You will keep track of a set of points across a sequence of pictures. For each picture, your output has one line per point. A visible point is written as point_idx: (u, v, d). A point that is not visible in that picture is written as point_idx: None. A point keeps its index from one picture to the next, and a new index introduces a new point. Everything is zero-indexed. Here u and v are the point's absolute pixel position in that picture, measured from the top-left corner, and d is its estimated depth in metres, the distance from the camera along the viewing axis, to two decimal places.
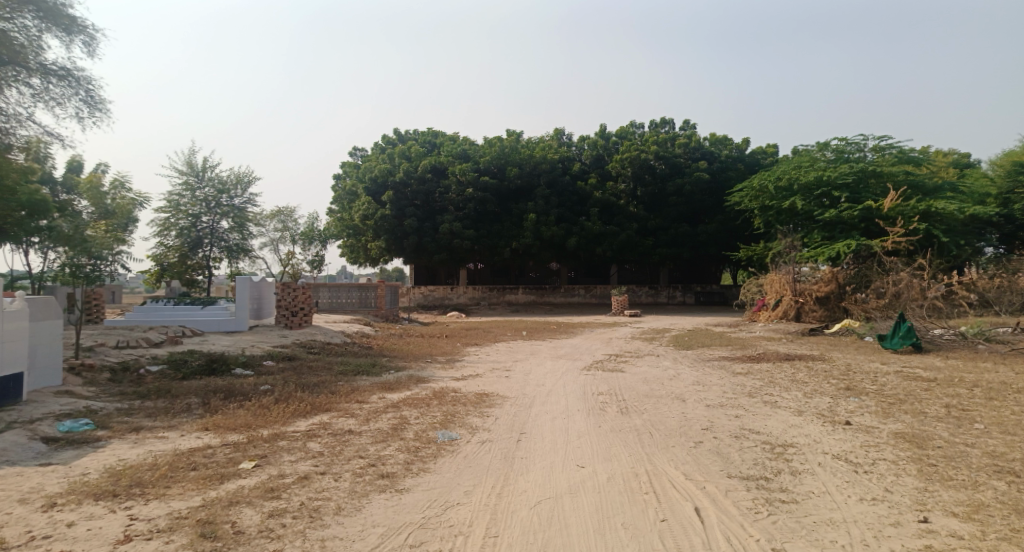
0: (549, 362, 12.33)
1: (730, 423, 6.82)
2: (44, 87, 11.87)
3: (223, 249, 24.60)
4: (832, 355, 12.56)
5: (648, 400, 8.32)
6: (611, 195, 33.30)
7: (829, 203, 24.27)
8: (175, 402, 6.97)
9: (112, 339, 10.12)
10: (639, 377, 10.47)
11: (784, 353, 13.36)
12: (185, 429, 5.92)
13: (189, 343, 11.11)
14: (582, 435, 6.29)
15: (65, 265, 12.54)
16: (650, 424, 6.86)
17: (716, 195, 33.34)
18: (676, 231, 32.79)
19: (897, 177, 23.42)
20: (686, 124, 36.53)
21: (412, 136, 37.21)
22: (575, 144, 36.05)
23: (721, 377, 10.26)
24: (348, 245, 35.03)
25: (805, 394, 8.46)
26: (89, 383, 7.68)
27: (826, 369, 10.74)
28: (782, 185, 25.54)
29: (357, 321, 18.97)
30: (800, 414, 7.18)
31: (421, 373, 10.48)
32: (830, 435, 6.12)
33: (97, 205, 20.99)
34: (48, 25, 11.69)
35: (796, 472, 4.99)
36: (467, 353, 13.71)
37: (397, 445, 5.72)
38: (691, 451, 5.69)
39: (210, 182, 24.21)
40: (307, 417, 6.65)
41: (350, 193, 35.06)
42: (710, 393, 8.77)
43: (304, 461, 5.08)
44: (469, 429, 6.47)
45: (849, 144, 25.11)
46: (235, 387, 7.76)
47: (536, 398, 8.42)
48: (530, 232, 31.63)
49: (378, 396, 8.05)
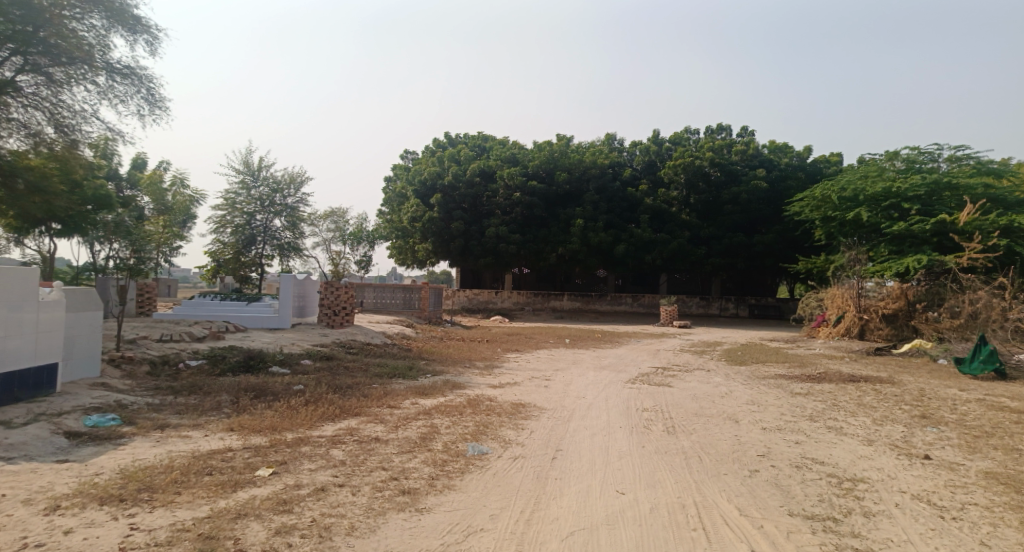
0: (591, 373, 11.79)
1: (790, 450, 6.16)
2: (109, 85, 12.25)
3: (275, 247, 25.18)
4: (903, 379, 11.49)
5: (697, 419, 7.70)
6: (663, 202, 32.44)
7: (899, 214, 22.64)
8: (206, 399, 6.88)
9: (157, 332, 10.29)
10: (687, 392, 9.82)
11: (848, 373, 12.35)
12: (210, 429, 5.77)
13: (231, 339, 11.18)
14: (624, 456, 5.77)
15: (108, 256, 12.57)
16: (698, 446, 6.28)
17: (774, 205, 31.87)
18: (729, 240, 31.49)
19: (976, 189, 21.64)
20: (744, 131, 35.25)
21: (463, 139, 37.34)
22: (627, 149, 35.16)
23: (778, 397, 9.48)
24: (396, 247, 35.40)
25: (875, 420, 7.64)
26: (127, 376, 7.73)
27: (897, 394, 9.79)
28: (846, 195, 24.21)
29: (400, 323, 18.91)
30: (871, 443, 6.42)
31: (458, 378, 10.15)
32: (908, 471, 5.38)
33: (158, 201, 21.87)
34: (115, 25, 12.04)
35: (872, 514, 4.33)
36: (507, 360, 13.33)
37: (423, 457, 5.36)
38: (745, 481, 5.09)
39: (264, 181, 24.83)
40: (335, 421, 6.41)
41: (400, 196, 35.47)
42: (767, 414, 8.06)
43: (323, 470, 4.79)
44: (501, 442, 6.06)
45: (922, 153, 23.57)
46: (267, 386, 7.61)
47: (575, 411, 7.94)
48: (577, 237, 31.10)
49: (411, 401, 7.77)
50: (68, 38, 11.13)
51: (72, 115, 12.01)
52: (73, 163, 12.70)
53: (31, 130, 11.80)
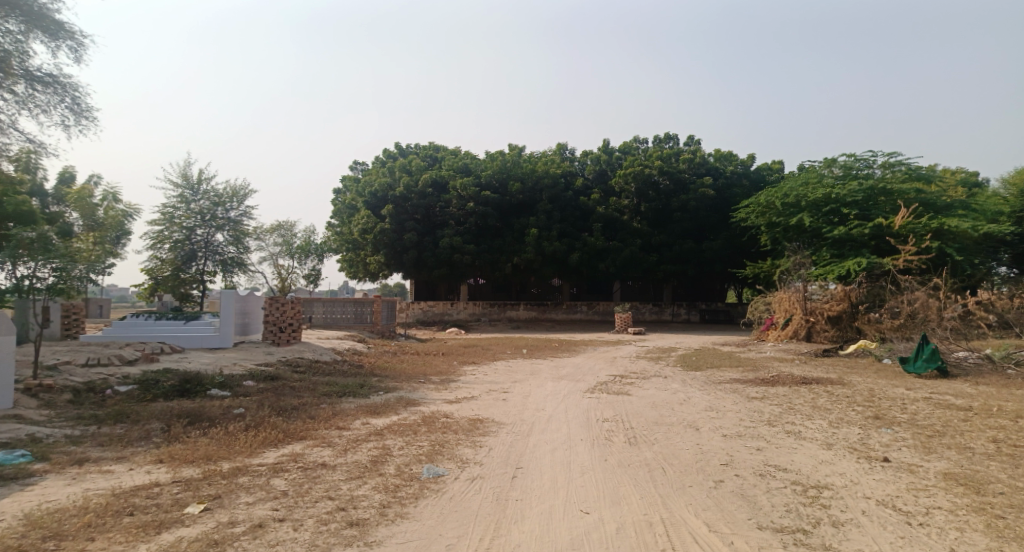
0: (550, 384, 11.59)
1: (752, 457, 6.09)
2: (28, 94, 11.37)
3: (218, 263, 24.05)
4: (851, 379, 11.79)
5: (658, 428, 7.57)
6: (615, 211, 32.83)
7: (839, 220, 23.57)
8: (133, 428, 6.27)
9: (83, 357, 9.45)
10: (646, 401, 9.73)
11: (799, 375, 12.61)
12: (136, 462, 5.20)
13: (166, 360, 10.43)
14: (587, 472, 5.55)
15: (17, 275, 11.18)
16: (661, 457, 6.13)
17: (721, 212, 32.75)
18: (680, 247, 32.15)
19: (908, 194, 22.76)
20: (690, 140, 36.18)
21: (414, 150, 36.87)
22: (578, 159, 35.68)
23: (735, 402, 9.50)
24: (348, 260, 34.51)
25: (831, 423, 7.71)
26: (44, 406, 7.00)
27: (848, 394, 9.99)
28: (789, 202, 25.03)
29: (351, 338, 18.28)
30: (829, 447, 6.44)
31: (412, 394, 9.74)
32: (869, 475, 5.36)
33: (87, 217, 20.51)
34: (33, 29, 11.21)
35: (840, 523, 4.25)
36: (464, 373, 12.98)
37: (374, 484, 4.98)
38: (711, 493, 4.95)
39: (205, 194, 23.71)
40: (278, 447, 5.94)
41: (350, 207, 34.64)
42: (726, 421, 8.02)
43: (261, 504, 4.34)
44: (459, 463, 5.74)
45: (857, 160, 24.58)
46: (203, 411, 7.03)
47: (535, 425, 7.68)
48: (531, 247, 31.07)
49: (361, 422, 7.35)
50: None
51: None
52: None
53: None
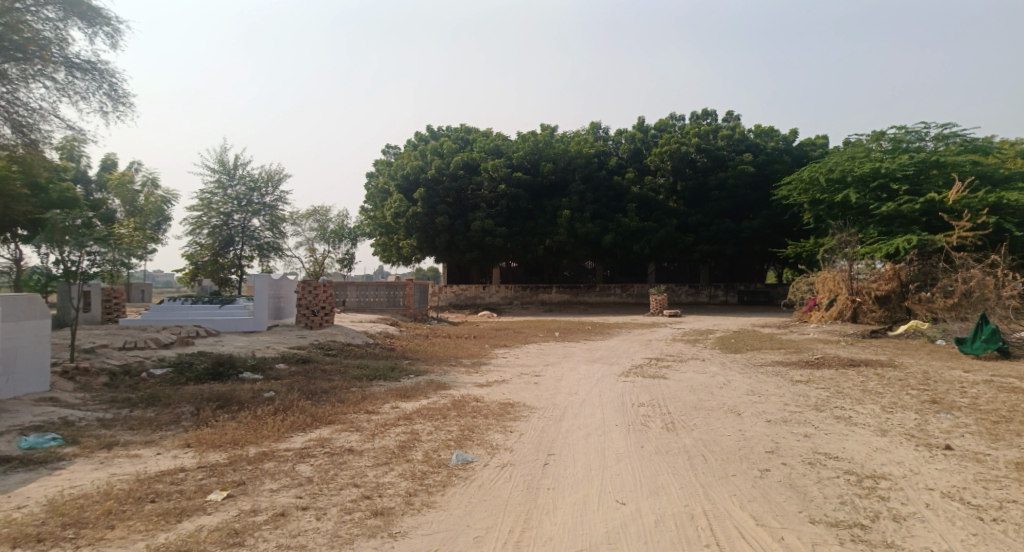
0: (583, 367, 11.32)
1: (799, 444, 5.71)
2: (68, 81, 11.54)
3: (254, 247, 24.42)
4: (903, 362, 11.15)
5: (697, 413, 7.23)
6: (650, 191, 32.02)
7: (887, 195, 22.36)
8: (164, 412, 6.28)
9: (120, 340, 9.61)
10: (684, 384, 9.37)
11: (846, 357, 12.00)
12: (163, 446, 5.17)
13: (201, 344, 10.54)
14: (623, 459, 5.28)
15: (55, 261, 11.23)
16: (702, 444, 5.80)
17: (761, 190, 31.59)
18: (718, 227, 31.20)
19: (963, 167, 21.45)
20: (729, 116, 34.96)
21: (445, 133, 36.65)
22: (612, 138, 34.82)
23: (779, 386, 9.06)
24: (381, 244, 34.71)
25: (884, 408, 7.23)
26: (81, 389, 7.10)
27: (900, 377, 9.40)
28: (834, 177, 23.83)
29: (384, 321, 18.34)
30: (884, 434, 5.98)
31: (443, 377, 9.64)
32: (931, 464, 4.93)
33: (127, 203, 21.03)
34: (70, 16, 11.38)
35: (903, 518, 3.87)
36: (496, 356, 12.80)
37: (401, 470, 4.82)
38: (756, 483, 4.62)
39: (241, 179, 24.05)
40: (305, 431, 5.85)
41: (382, 191, 34.75)
42: (770, 405, 7.60)
43: (285, 491, 4.23)
44: (488, 449, 5.54)
45: (908, 133, 23.31)
46: (234, 394, 7.00)
47: (568, 409, 7.43)
48: (564, 229, 30.61)
49: (391, 405, 7.23)
50: (21, 31, 10.45)
51: (30, 114, 11.31)
52: (34, 165, 12.06)
53: None
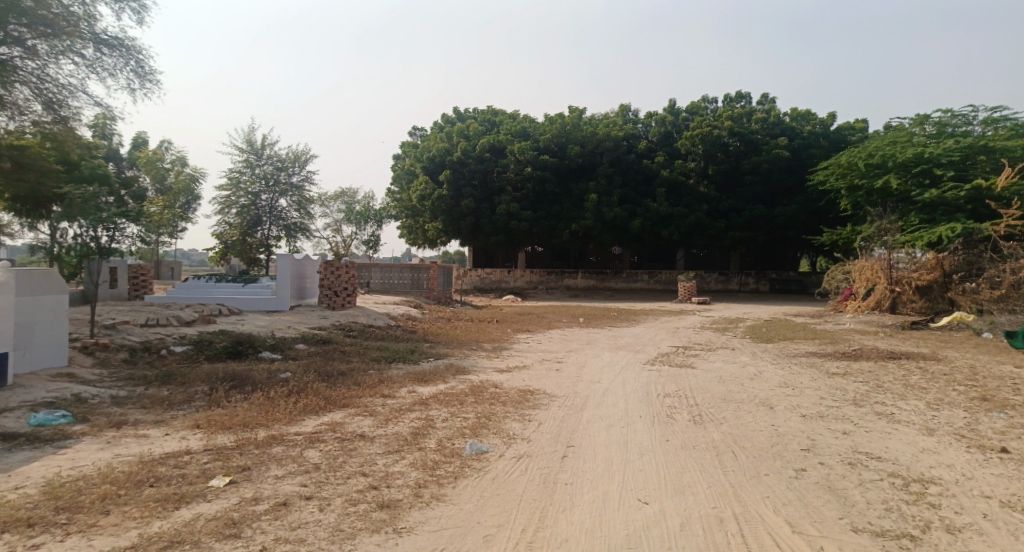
0: (607, 354, 11.00)
1: (838, 442, 5.32)
2: (97, 58, 11.54)
3: (281, 228, 24.60)
4: (947, 355, 10.51)
5: (726, 405, 6.86)
6: (680, 175, 31.23)
7: (932, 181, 21.28)
8: (179, 391, 6.20)
9: (143, 317, 9.65)
10: (712, 374, 8.99)
11: (885, 349, 11.42)
12: (173, 427, 5.05)
13: (223, 323, 10.52)
14: (646, 454, 4.97)
15: (77, 238, 11.22)
16: (731, 439, 5.46)
17: (797, 174, 30.47)
18: (750, 212, 30.28)
19: (1014, 152, 20.26)
20: (764, 98, 33.72)
21: (472, 115, 36.28)
22: (641, 121, 33.94)
23: (814, 378, 8.60)
24: (407, 226, 34.69)
25: (930, 405, 6.74)
26: (99, 365, 7.10)
27: (944, 372, 8.85)
28: (874, 162, 22.71)
29: (407, 304, 18.24)
30: (931, 433, 5.55)
31: (462, 362, 9.44)
32: (986, 469, 4.50)
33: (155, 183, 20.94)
34: None
35: (957, 529, 3.49)
36: (518, 341, 12.56)
37: (412, 459, 4.60)
38: (791, 484, 4.27)
39: (269, 159, 24.14)
40: (318, 415, 5.69)
41: (408, 174, 34.63)
42: (804, 399, 7.19)
43: (289, 479, 4.05)
44: (504, 438, 5.29)
45: (954, 116, 22.12)
46: (249, 374, 6.89)
47: (590, 398, 7.15)
48: (590, 213, 30.09)
49: (408, 390, 7.04)
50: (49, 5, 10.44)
51: (60, 90, 11.34)
52: (65, 141, 12.13)
53: (20, 108, 11.18)
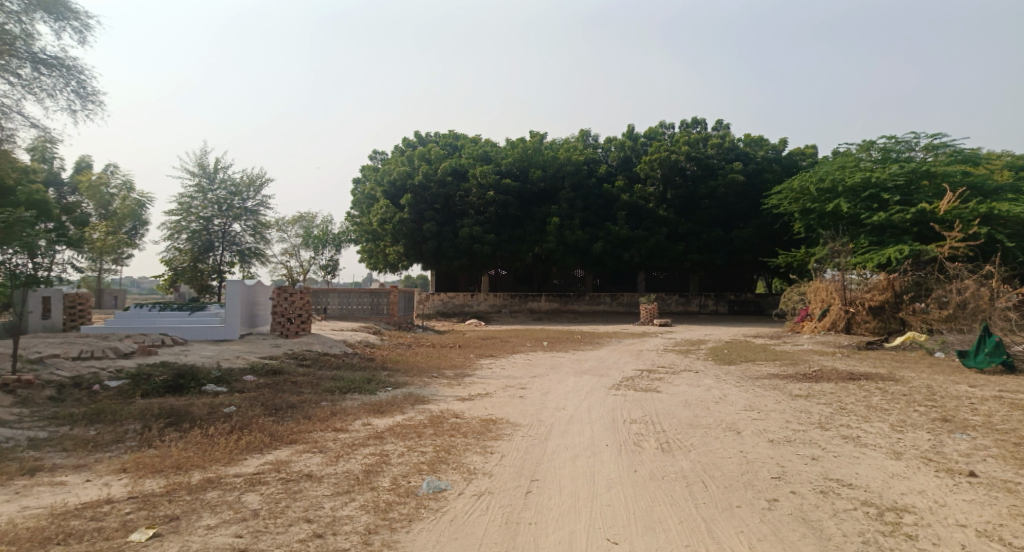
0: (572, 379, 10.77)
1: (808, 469, 5.20)
2: (34, 78, 10.90)
3: (235, 253, 23.75)
4: (904, 375, 10.69)
5: (694, 431, 6.69)
6: (639, 199, 31.71)
7: (879, 205, 22.16)
8: (108, 430, 5.64)
9: (75, 349, 8.94)
10: (678, 399, 8.86)
11: (844, 370, 11.55)
12: (95, 472, 4.51)
13: (165, 353, 9.85)
14: (614, 486, 4.73)
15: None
16: (701, 468, 5.27)
17: (752, 199, 31.34)
18: (708, 236, 30.96)
19: (954, 177, 21.25)
20: (718, 124, 34.76)
21: (433, 138, 36.18)
22: (601, 146, 34.47)
23: (778, 401, 8.57)
24: (368, 250, 34.10)
25: (893, 426, 6.73)
26: (19, 403, 6.42)
27: (904, 392, 8.94)
28: (824, 187, 23.48)
29: (365, 330, 17.69)
30: (898, 457, 5.49)
31: (422, 390, 9.06)
32: (956, 495, 4.43)
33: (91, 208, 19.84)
34: (36, 10, 10.77)
35: None
36: (480, 367, 12.22)
37: (362, 502, 4.22)
38: (765, 517, 4.09)
39: (222, 184, 23.35)
40: (262, 453, 5.24)
41: (369, 197, 34.13)
42: (771, 423, 7.09)
43: (223, 529, 3.62)
44: (464, 474, 4.96)
45: (897, 143, 23.12)
46: (188, 410, 6.35)
47: (554, 427, 6.87)
48: (553, 237, 30.20)
49: (362, 422, 6.63)
50: None
51: None
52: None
53: None
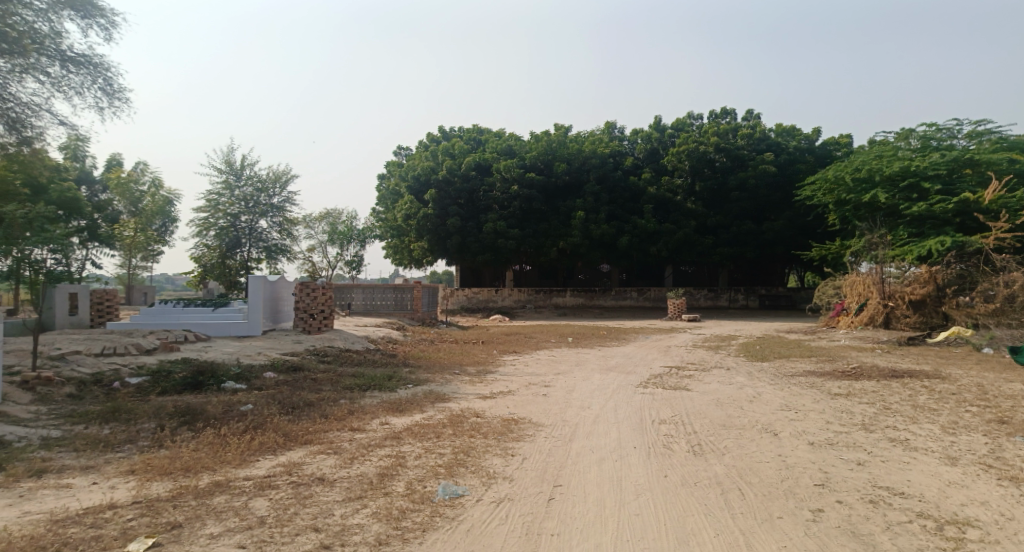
0: (597, 376, 10.44)
1: (854, 476, 4.79)
2: (62, 76, 10.97)
3: (262, 250, 23.94)
4: (950, 373, 10.08)
5: (727, 433, 6.32)
6: (667, 191, 30.97)
7: (919, 196, 21.18)
8: (123, 429, 5.55)
9: (98, 346, 8.95)
10: (709, 397, 8.47)
11: (885, 367, 10.98)
12: (103, 474, 4.36)
13: (187, 350, 9.81)
14: (642, 493, 4.42)
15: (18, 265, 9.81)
16: (737, 474, 4.91)
17: (783, 190, 30.40)
18: (738, 228, 30.16)
19: (1000, 165, 20.22)
20: (748, 114, 33.82)
21: (457, 133, 36.01)
22: (627, 138, 33.84)
23: (815, 400, 8.11)
24: (393, 246, 34.17)
25: (946, 429, 6.25)
26: (38, 401, 6.38)
27: (953, 391, 8.39)
28: (860, 177, 22.56)
29: (389, 325, 17.61)
30: (954, 462, 5.04)
31: (443, 388, 8.85)
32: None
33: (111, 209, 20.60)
34: (64, 8, 10.77)
35: None
36: (504, 363, 11.96)
37: (374, 509, 3.99)
38: (809, 530, 3.72)
39: (249, 181, 23.55)
40: (274, 454, 5.07)
41: (393, 193, 34.20)
42: (810, 424, 6.65)
43: (225, 538, 3.40)
44: (484, 478, 4.70)
45: (938, 131, 22.09)
46: (204, 408, 6.22)
47: (578, 428, 6.56)
48: (578, 230, 29.76)
49: (379, 421, 6.42)
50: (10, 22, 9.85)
51: (22, 109, 10.76)
52: (32, 163, 11.53)
53: None
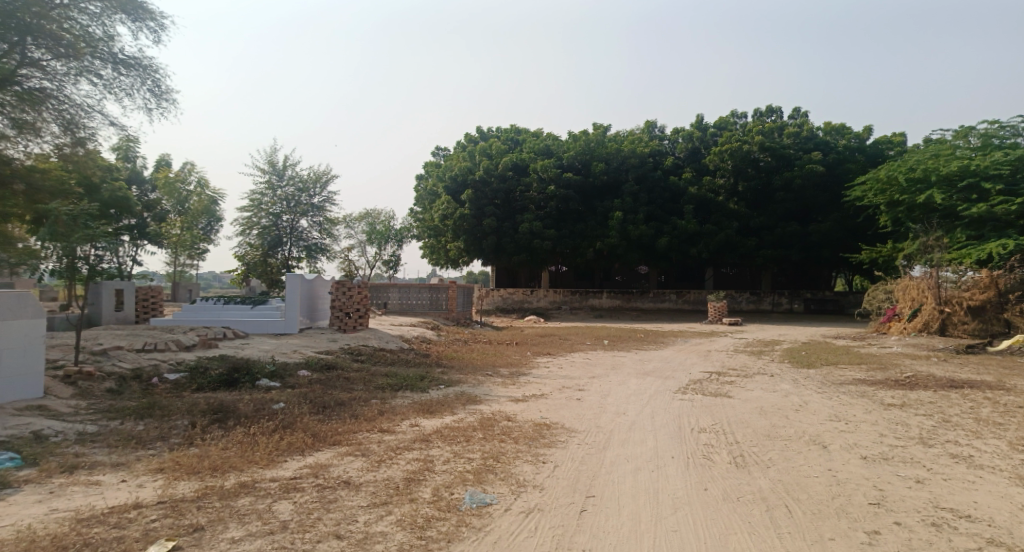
0: (634, 381, 10.14)
1: (915, 495, 4.40)
2: (114, 78, 11.29)
3: (302, 249, 24.38)
4: (1016, 385, 9.38)
5: (771, 444, 5.96)
6: (708, 191, 30.20)
7: (979, 196, 20.01)
8: (157, 425, 5.61)
9: (139, 342, 9.17)
10: (751, 405, 8.08)
11: (943, 376, 10.31)
12: (133, 471, 4.36)
13: (225, 347, 9.96)
14: (681, 508, 4.15)
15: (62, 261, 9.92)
16: (783, 489, 4.58)
17: (832, 190, 29.25)
18: (783, 229, 29.13)
19: None
20: (795, 112, 32.66)
21: (495, 133, 35.98)
22: (668, 137, 33.16)
23: (867, 410, 7.63)
24: (429, 246, 34.36)
25: (1015, 446, 5.75)
26: (79, 395, 6.53)
27: (1020, 405, 7.78)
28: (914, 176, 21.44)
29: (423, 325, 17.63)
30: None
31: (474, 389, 8.71)
32: None
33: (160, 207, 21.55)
34: (116, 11, 11.06)
35: None
36: (537, 365, 11.77)
37: (398, 516, 3.85)
38: None
39: (290, 181, 24.04)
40: (302, 455, 5.00)
41: (430, 194, 34.42)
42: (862, 436, 6.23)
43: (246, 543, 3.32)
44: (513, 486, 4.52)
45: (1001, 128, 20.69)
46: (237, 406, 6.24)
47: (613, 434, 6.31)
48: (616, 231, 29.29)
49: (409, 423, 6.32)
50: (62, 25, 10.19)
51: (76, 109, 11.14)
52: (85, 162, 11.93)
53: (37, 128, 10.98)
